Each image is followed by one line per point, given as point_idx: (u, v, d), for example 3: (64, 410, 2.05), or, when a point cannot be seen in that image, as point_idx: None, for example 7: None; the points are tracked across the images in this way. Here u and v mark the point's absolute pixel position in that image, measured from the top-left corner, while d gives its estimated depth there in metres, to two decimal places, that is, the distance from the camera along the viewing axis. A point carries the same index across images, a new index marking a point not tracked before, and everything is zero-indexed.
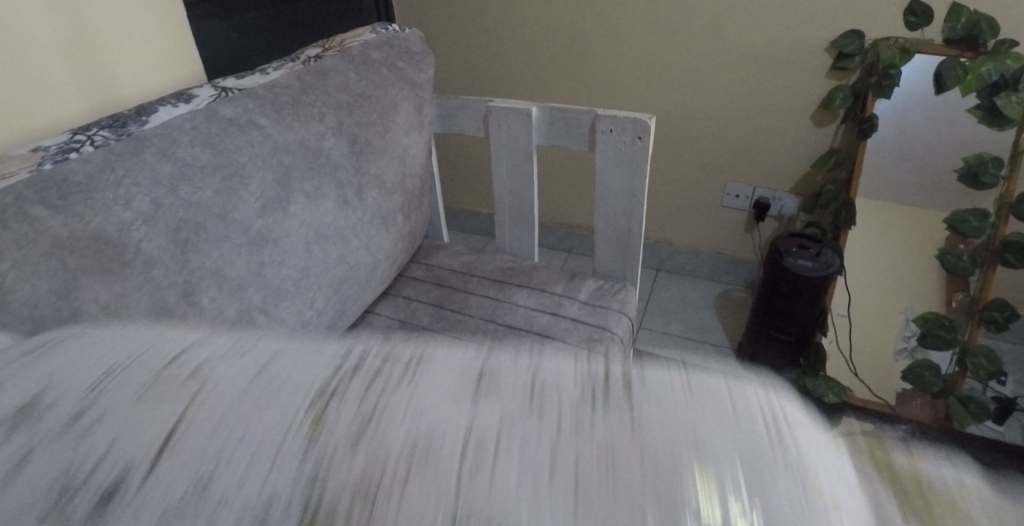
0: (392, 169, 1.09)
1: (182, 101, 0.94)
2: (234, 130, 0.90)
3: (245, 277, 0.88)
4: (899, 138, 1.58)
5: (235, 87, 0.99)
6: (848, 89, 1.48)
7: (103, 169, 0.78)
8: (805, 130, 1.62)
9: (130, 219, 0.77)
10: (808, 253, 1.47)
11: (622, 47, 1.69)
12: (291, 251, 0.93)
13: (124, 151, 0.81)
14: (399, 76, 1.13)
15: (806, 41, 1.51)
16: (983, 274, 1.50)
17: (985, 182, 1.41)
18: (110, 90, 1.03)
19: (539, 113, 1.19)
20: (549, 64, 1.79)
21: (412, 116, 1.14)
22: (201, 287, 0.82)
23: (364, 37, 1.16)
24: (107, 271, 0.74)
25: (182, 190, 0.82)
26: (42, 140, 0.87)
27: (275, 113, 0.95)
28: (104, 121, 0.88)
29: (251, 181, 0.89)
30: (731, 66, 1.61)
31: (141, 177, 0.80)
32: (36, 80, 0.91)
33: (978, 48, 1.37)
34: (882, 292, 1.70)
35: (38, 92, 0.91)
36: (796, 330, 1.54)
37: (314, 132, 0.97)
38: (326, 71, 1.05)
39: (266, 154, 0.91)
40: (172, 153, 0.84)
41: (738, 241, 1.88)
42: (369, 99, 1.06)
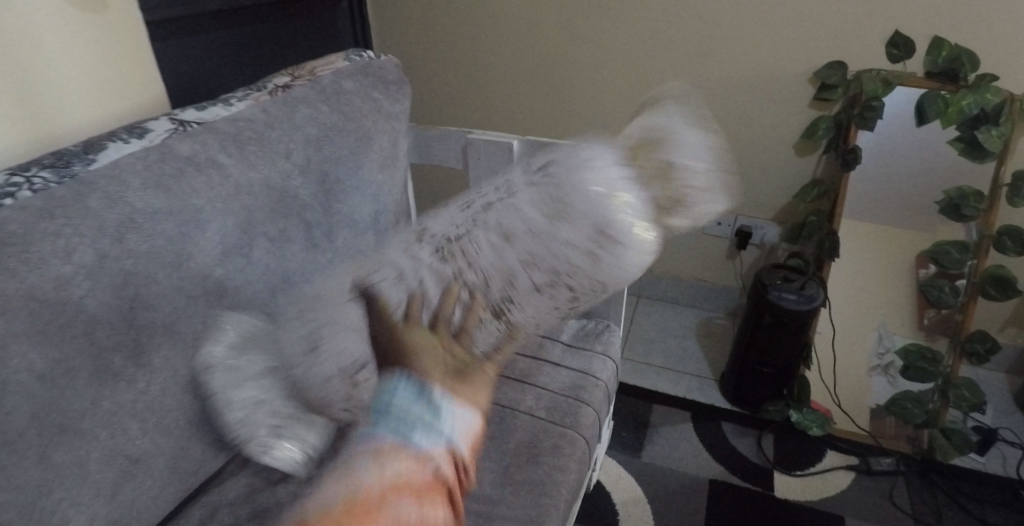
0: (365, 208, 1.03)
1: (135, 135, 0.87)
2: (191, 169, 0.82)
3: (202, 332, 0.80)
4: (883, 170, 1.54)
5: (194, 120, 0.92)
6: (830, 121, 1.47)
7: (40, 217, 0.70)
8: (787, 160, 1.60)
9: (70, 273, 0.69)
10: (792, 286, 1.44)
11: (608, 72, 1.63)
12: (253, 300, 0.85)
13: (65, 197, 0.73)
14: (373, 107, 1.06)
15: (794, 71, 1.48)
16: (965, 307, 1.47)
17: (967, 215, 1.39)
18: (50, 121, 0.94)
19: (520, 146, 1.14)
20: (532, 86, 1.72)
21: (386, 150, 1.07)
22: (153, 346, 0.76)
23: (336, 64, 1.10)
24: (43, 335, 0.67)
25: (130, 238, 0.74)
26: None
27: (238, 150, 0.88)
28: (45, 158, 0.80)
29: (208, 226, 0.81)
30: (718, 94, 1.56)
31: (83, 225, 0.72)
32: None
33: (958, 82, 1.34)
34: (859, 317, 1.64)
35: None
36: (781, 364, 1.51)
37: (279, 171, 0.90)
38: (294, 102, 0.98)
39: (226, 197, 0.84)
40: (120, 198, 0.76)
41: (721, 267, 1.83)
42: (340, 134, 0.99)
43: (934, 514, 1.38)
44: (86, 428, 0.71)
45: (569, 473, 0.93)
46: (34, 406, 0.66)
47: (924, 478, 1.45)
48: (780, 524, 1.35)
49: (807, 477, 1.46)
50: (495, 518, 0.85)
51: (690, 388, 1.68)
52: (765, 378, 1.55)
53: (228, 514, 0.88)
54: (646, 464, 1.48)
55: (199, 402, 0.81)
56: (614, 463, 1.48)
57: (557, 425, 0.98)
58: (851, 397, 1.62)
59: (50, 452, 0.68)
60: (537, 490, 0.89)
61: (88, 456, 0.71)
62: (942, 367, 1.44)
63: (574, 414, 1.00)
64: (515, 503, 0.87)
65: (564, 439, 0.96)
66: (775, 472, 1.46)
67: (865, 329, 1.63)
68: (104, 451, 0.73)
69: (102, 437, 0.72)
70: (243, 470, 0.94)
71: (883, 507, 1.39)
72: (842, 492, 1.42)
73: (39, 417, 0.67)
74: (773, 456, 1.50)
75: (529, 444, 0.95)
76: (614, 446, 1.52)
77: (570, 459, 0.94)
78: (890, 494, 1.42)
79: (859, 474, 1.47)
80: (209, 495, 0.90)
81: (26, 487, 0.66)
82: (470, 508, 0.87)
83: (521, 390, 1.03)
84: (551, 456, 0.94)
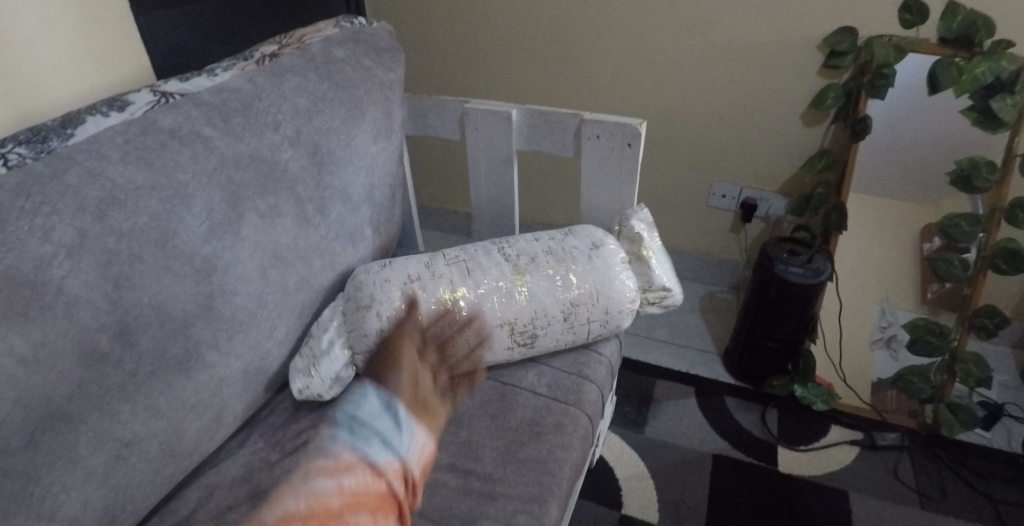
0: (359, 180, 0.99)
1: (114, 109, 0.82)
2: (175, 143, 0.79)
3: (191, 311, 0.77)
4: (893, 140, 1.49)
5: (177, 91, 0.87)
6: (840, 89, 1.41)
7: (17, 194, 0.67)
8: (794, 131, 1.55)
9: (50, 253, 0.66)
10: (799, 259, 1.41)
11: (607, 39, 1.57)
12: (244, 278, 0.83)
13: (43, 172, 0.70)
14: (365, 76, 1.02)
15: (800, 37, 1.42)
16: (974, 281, 1.43)
17: (978, 186, 1.33)
18: (25, 95, 0.91)
19: (520, 116, 1.09)
20: (530, 56, 1.67)
21: (380, 120, 1.03)
22: (140, 327, 0.73)
23: (326, 32, 1.05)
24: (23, 318, 0.64)
25: (112, 216, 0.71)
26: None
27: (223, 122, 0.84)
28: (21, 133, 0.76)
29: (195, 201, 0.78)
30: (721, 63, 1.51)
31: (63, 202, 0.69)
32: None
33: (972, 48, 1.29)
34: (865, 290, 1.61)
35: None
36: (785, 337, 1.49)
37: (268, 143, 0.87)
38: (282, 71, 0.93)
39: (213, 170, 0.80)
40: (101, 173, 0.72)
41: (725, 242, 1.80)
42: (331, 104, 0.95)
43: (939, 489, 1.37)
44: (74, 412, 0.68)
45: (573, 451, 0.91)
46: (17, 390, 0.64)
47: (929, 453, 1.44)
48: (785, 499, 1.34)
49: (810, 451, 1.44)
50: (497, 496, 0.84)
51: (693, 363, 1.67)
52: (769, 353, 1.53)
53: (226, 495, 0.86)
54: (649, 439, 1.47)
55: (191, 383, 0.79)
56: (617, 439, 1.47)
57: (560, 402, 0.96)
58: (855, 371, 1.60)
59: (37, 437, 0.66)
60: (540, 468, 0.87)
61: (78, 440, 0.69)
62: (949, 341, 1.41)
63: (576, 391, 0.98)
64: (518, 480, 0.86)
65: (567, 416, 0.94)
66: (779, 447, 1.45)
67: (870, 304, 1.60)
68: (92, 436, 0.70)
69: (91, 421, 0.70)
70: (241, 451, 0.92)
71: (887, 482, 1.38)
72: (846, 467, 1.41)
73: (21, 402, 0.64)
74: (777, 431, 1.48)
75: (532, 422, 0.93)
76: (617, 422, 1.51)
77: (573, 437, 0.92)
78: (894, 469, 1.41)
79: (863, 449, 1.45)
80: (206, 476, 0.89)
81: (13, 474, 0.64)
82: (472, 486, 0.85)
83: (523, 367, 1.01)
84: (554, 434, 0.92)
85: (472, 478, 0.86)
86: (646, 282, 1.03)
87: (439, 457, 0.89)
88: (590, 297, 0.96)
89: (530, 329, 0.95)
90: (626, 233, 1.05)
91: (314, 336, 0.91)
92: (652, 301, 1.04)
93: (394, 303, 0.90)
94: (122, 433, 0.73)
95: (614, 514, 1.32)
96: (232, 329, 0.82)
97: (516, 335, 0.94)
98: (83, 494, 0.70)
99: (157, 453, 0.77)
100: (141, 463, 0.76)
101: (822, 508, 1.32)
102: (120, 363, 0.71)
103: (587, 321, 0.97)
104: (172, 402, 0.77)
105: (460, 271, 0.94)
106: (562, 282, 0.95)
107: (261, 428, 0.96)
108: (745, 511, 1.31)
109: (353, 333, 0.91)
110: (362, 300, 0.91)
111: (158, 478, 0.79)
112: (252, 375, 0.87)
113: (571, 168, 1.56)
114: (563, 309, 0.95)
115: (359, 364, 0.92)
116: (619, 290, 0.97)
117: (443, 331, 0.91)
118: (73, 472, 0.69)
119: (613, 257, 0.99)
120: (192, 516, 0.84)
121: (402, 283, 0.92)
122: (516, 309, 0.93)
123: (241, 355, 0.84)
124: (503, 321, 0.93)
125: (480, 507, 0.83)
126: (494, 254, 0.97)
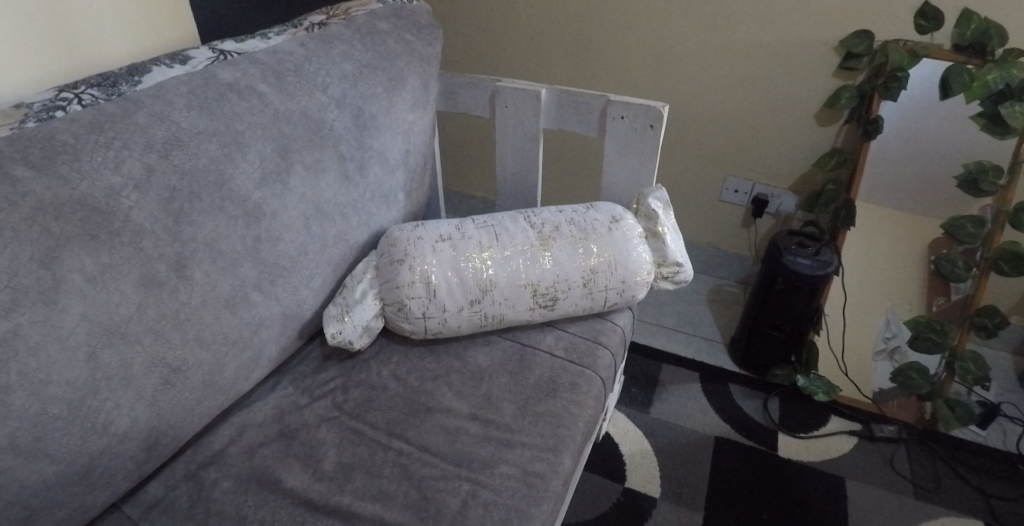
0: (396, 145, 1.04)
1: (178, 62, 0.90)
2: (232, 95, 0.85)
3: (240, 252, 0.83)
4: (905, 142, 1.52)
5: (234, 51, 0.95)
6: (853, 90, 1.46)
7: (92, 129, 0.74)
8: (808, 129, 1.60)
9: (119, 185, 0.73)
10: (807, 251, 1.46)
11: (630, 32, 1.62)
12: (288, 226, 0.89)
13: (115, 112, 0.76)
14: (406, 49, 1.07)
15: (818, 39, 1.47)
16: (976, 281, 1.44)
17: (985, 190, 1.34)
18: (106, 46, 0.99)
19: (549, 95, 1.14)
20: (555, 45, 1.73)
21: (417, 92, 1.08)
22: (195, 261, 0.79)
23: (370, 6, 1.11)
24: (94, 240, 0.71)
25: (176, 156, 0.78)
26: (41, 94, 0.85)
27: (277, 80, 0.90)
28: (93, 77, 0.85)
29: (249, 149, 0.84)
30: (740, 60, 1.56)
31: (132, 140, 0.75)
32: (5, 46, 0.85)
33: (984, 55, 1.32)
34: (872, 288, 1.64)
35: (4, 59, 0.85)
36: (791, 328, 1.53)
37: (316, 103, 0.93)
38: (330, 38, 0.99)
39: (267, 122, 0.87)
40: (166, 115, 0.79)
41: (735, 236, 1.84)
42: (374, 72, 1.01)
43: (934, 480, 1.40)
44: (133, 332, 0.74)
45: (586, 408, 0.96)
46: (85, 305, 0.70)
47: (927, 447, 1.47)
48: (784, 482, 1.38)
49: (810, 439, 1.48)
50: (515, 443, 0.89)
51: (699, 351, 1.72)
52: (774, 342, 1.57)
53: (257, 433, 0.91)
54: (653, 419, 1.52)
55: (235, 319, 0.84)
56: (622, 417, 1.52)
57: (575, 364, 1.01)
58: (858, 366, 1.63)
59: (98, 352, 0.71)
60: (555, 422, 0.92)
61: (133, 360, 0.74)
62: (949, 339, 1.43)
63: (591, 355, 1.03)
64: (534, 431, 0.91)
65: (582, 377, 0.99)
66: (780, 433, 1.49)
67: (876, 303, 1.63)
68: (146, 357, 0.75)
69: (146, 343, 0.75)
70: (272, 394, 0.97)
71: (883, 471, 1.42)
72: (844, 456, 1.45)
73: (88, 317, 0.70)
74: (778, 418, 1.53)
75: (549, 380, 0.98)
76: (623, 401, 1.56)
77: (587, 395, 0.97)
78: (892, 460, 1.44)
79: (862, 439, 1.49)
80: (238, 415, 0.93)
81: (75, 384, 0.70)
82: (491, 434, 0.90)
83: (541, 330, 1.07)
84: (569, 391, 0.97)
85: (492, 427, 0.91)
86: (661, 257, 1.08)
87: (460, 406, 0.94)
88: (609, 265, 1.01)
89: (551, 292, 1.00)
90: (644, 210, 1.10)
91: (348, 287, 0.98)
92: (666, 275, 1.09)
93: (424, 258, 0.96)
94: (172, 359, 0.78)
95: (617, 486, 1.36)
96: (275, 272, 0.88)
97: (538, 297, 0.99)
98: (134, 412, 0.75)
99: (200, 384, 0.82)
100: (186, 391, 0.80)
101: (821, 493, 1.36)
102: (175, 291, 0.77)
103: (606, 289, 1.02)
104: (217, 335, 0.82)
105: (488, 234, 1.00)
106: (584, 251, 1.01)
107: (291, 375, 1.01)
108: (744, 492, 1.35)
109: (384, 285, 0.97)
110: (396, 255, 0.96)
111: (201, 409, 0.84)
112: (289, 320, 0.93)
113: (593, 145, 1.62)
114: (584, 275, 1.01)
115: (389, 315, 0.98)
116: (636, 262, 1.03)
117: (469, 290, 0.97)
118: (127, 390, 0.74)
119: (631, 231, 1.04)
120: (226, 450, 0.89)
121: (432, 241, 0.98)
122: (537, 271, 0.99)
123: (281, 298, 0.90)
124: (526, 282, 0.98)
125: (498, 453, 0.88)
126: (520, 221, 1.03)
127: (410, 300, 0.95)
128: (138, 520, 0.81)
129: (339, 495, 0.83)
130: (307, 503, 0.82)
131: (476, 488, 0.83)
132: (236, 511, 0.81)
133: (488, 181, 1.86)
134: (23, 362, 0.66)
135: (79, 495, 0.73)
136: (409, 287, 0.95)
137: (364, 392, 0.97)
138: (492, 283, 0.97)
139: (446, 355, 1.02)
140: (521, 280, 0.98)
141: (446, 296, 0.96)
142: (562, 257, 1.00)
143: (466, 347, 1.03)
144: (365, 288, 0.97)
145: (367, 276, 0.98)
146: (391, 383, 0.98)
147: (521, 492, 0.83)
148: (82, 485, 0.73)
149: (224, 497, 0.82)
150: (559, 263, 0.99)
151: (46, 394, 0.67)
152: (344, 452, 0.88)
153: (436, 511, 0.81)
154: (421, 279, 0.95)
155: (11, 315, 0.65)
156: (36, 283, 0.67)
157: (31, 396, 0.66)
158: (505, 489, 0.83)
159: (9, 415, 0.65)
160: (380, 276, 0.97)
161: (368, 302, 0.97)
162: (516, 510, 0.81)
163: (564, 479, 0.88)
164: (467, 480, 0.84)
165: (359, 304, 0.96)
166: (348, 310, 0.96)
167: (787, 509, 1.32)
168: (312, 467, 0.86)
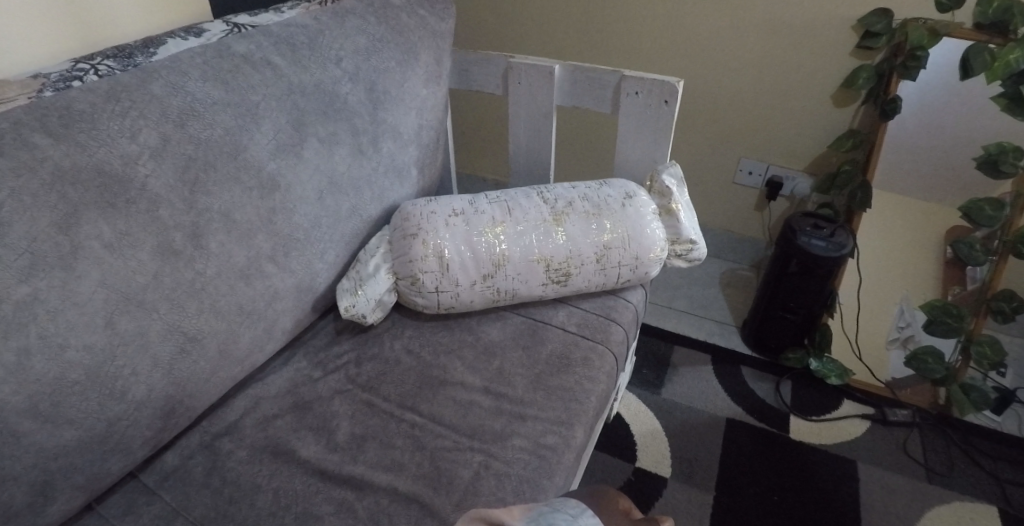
0: (409, 120, 1.04)
1: (192, 34, 0.92)
2: (246, 67, 0.85)
3: (254, 222, 0.84)
4: (923, 123, 1.50)
5: (248, 23, 0.96)
6: (871, 70, 1.44)
7: (109, 99, 0.74)
8: (824, 110, 1.57)
9: (136, 152, 0.74)
10: (822, 232, 1.44)
11: (645, 10, 1.61)
12: (302, 198, 0.89)
13: (130, 82, 0.77)
14: (420, 24, 1.07)
15: (834, 15, 1.44)
16: (993, 265, 1.40)
17: (1005, 172, 1.30)
18: (125, 19, 1.00)
19: (563, 71, 1.13)
20: (569, 23, 1.71)
21: (430, 67, 1.08)
22: (209, 232, 0.79)
23: None
24: (111, 207, 0.72)
25: (192, 125, 0.78)
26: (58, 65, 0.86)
27: (291, 53, 0.90)
28: (109, 49, 0.86)
29: (263, 121, 0.85)
30: (755, 38, 1.54)
31: (148, 109, 0.76)
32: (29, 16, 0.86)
33: (1007, 35, 1.27)
34: (886, 272, 1.62)
35: (24, 32, 0.86)
36: (804, 309, 1.51)
37: (329, 76, 0.93)
38: (344, 13, 0.99)
39: (281, 95, 0.87)
40: (181, 86, 0.79)
41: (748, 218, 1.83)
42: (386, 46, 1.01)
43: (948, 465, 1.39)
44: (149, 300, 0.75)
45: (598, 384, 0.96)
46: (101, 272, 0.70)
47: (941, 432, 1.45)
48: (797, 464, 1.37)
49: (822, 422, 1.48)
50: (527, 417, 0.89)
51: (711, 333, 1.71)
52: (787, 324, 1.56)
53: (272, 405, 0.92)
54: (664, 400, 1.51)
55: (250, 290, 0.85)
56: (634, 397, 1.52)
57: (587, 339, 1.01)
58: (871, 350, 1.61)
59: (115, 319, 0.72)
60: (567, 396, 0.92)
61: (150, 327, 0.75)
62: (966, 324, 1.40)
63: (604, 330, 1.03)
64: (547, 405, 0.91)
65: (594, 352, 0.99)
66: (792, 416, 1.48)
67: (890, 287, 1.61)
68: (162, 325, 0.76)
69: (162, 311, 0.76)
70: (286, 367, 0.98)
71: (896, 456, 1.40)
72: (857, 438, 1.44)
73: (105, 284, 0.71)
74: (791, 401, 1.52)
75: (561, 355, 0.98)
76: (634, 383, 1.55)
77: (599, 371, 0.97)
78: (905, 444, 1.43)
79: (874, 423, 1.48)
80: (252, 387, 0.94)
81: (93, 349, 0.70)
82: (504, 407, 0.91)
83: (554, 306, 1.07)
84: (582, 367, 0.97)
85: (504, 401, 0.91)
86: (675, 234, 1.07)
87: (473, 380, 0.94)
88: (622, 242, 1.01)
89: (564, 267, 0.99)
90: (657, 187, 1.09)
91: (361, 261, 0.98)
92: (679, 253, 1.08)
93: (438, 232, 0.96)
94: (188, 327, 0.78)
95: (629, 466, 1.36)
96: (289, 245, 0.88)
97: (550, 273, 0.99)
98: (150, 380, 0.76)
99: (214, 353, 0.82)
100: (202, 360, 0.81)
101: (834, 476, 1.35)
102: (191, 260, 0.78)
103: (619, 264, 1.02)
104: (232, 306, 0.83)
105: (501, 209, 1.00)
106: (596, 227, 1.00)
107: (304, 348, 1.01)
108: (756, 474, 1.35)
109: (398, 259, 0.97)
110: (409, 229, 0.97)
111: (216, 378, 0.84)
112: (303, 292, 0.93)
113: (609, 122, 1.61)
114: (597, 251, 1.00)
115: (402, 289, 0.98)
116: (650, 238, 1.02)
117: (482, 264, 0.96)
118: (143, 357, 0.75)
119: (645, 208, 1.04)
120: (241, 421, 0.89)
121: (446, 216, 0.98)
122: (550, 246, 0.98)
123: (294, 271, 0.90)
124: (540, 258, 0.98)
125: (510, 426, 0.88)
126: (534, 197, 1.02)
127: (423, 274, 0.95)
128: (155, 489, 0.81)
129: (353, 465, 0.83)
130: (321, 472, 0.83)
131: (488, 459, 0.84)
132: (251, 481, 0.82)
133: (502, 163, 1.87)
134: (43, 326, 0.66)
135: (97, 461, 0.74)
136: (422, 263, 0.95)
137: (377, 366, 0.97)
138: (504, 259, 0.97)
139: (459, 330, 1.02)
140: (534, 255, 0.98)
141: (459, 270, 0.96)
142: (573, 231, 1.00)
143: (478, 322, 1.04)
144: (376, 262, 0.97)
145: (378, 250, 0.98)
146: (403, 357, 0.98)
147: (533, 464, 0.84)
148: (100, 450, 0.73)
149: (239, 467, 0.83)
150: (570, 237, 0.99)
151: (65, 359, 0.68)
152: (358, 424, 0.89)
153: (449, 482, 0.81)
154: (434, 253, 0.95)
155: (31, 280, 0.66)
156: (55, 249, 0.67)
157: (50, 361, 0.67)
158: (517, 461, 0.84)
159: (28, 379, 0.65)
160: (393, 251, 0.98)
161: (381, 275, 0.97)
162: (528, 482, 0.82)
163: (576, 452, 0.88)
164: (480, 451, 0.85)
165: (372, 278, 0.96)
166: (360, 286, 0.96)
167: (800, 492, 1.32)
168: (326, 438, 0.87)
